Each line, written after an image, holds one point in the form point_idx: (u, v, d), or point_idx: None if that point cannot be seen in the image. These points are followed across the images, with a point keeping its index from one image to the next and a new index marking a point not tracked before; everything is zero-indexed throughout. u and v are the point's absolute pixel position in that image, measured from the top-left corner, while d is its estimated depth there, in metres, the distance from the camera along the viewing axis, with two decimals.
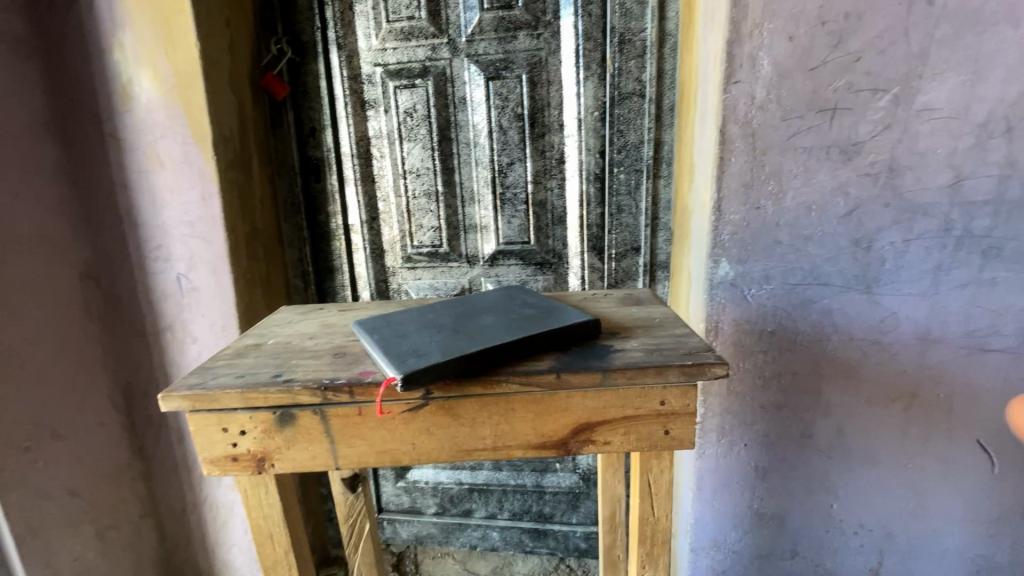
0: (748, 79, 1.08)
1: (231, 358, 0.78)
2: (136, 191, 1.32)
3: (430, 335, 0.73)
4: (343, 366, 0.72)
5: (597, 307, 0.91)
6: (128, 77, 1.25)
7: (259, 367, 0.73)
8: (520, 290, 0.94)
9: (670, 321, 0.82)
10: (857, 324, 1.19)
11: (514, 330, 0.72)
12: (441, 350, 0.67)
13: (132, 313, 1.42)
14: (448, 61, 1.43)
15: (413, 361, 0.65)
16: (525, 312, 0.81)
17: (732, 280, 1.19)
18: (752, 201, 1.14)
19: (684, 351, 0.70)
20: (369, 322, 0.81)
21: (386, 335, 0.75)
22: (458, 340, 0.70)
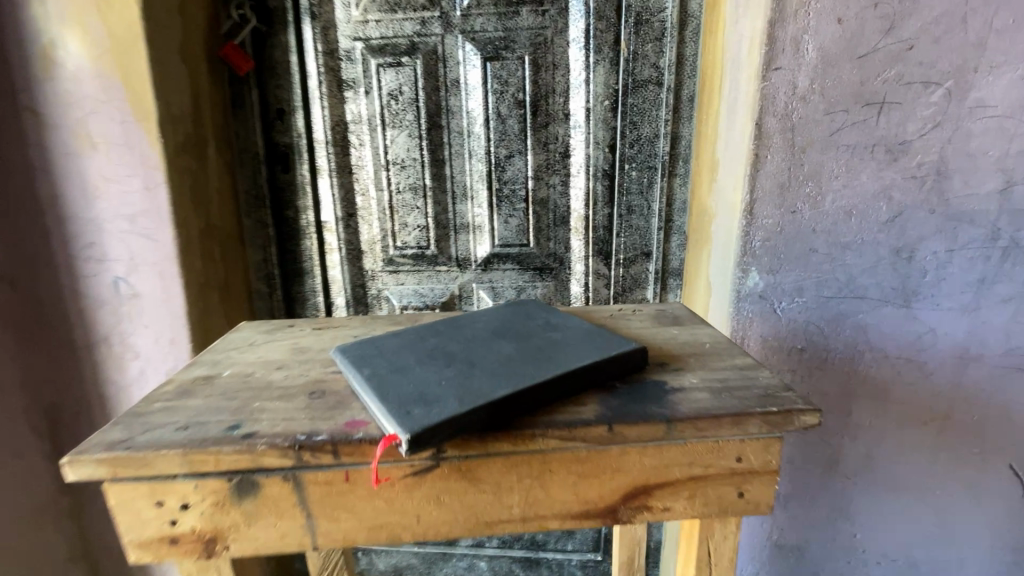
0: (790, 66, 0.96)
1: (173, 398, 0.59)
2: (62, 178, 1.10)
3: (438, 370, 0.57)
4: (323, 412, 0.55)
5: (628, 327, 0.76)
6: (51, 38, 1.03)
7: (209, 414, 0.55)
8: (535, 305, 0.78)
9: (723, 349, 0.68)
10: (892, 340, 1.07)
11: (546, 365, 0.57)
12: (457, 394, 0.51)
13: (58, 323, 1.20)
14: (440, 37, 1.26)
15: (423, 411, 0.49)
16: (551, 337, 0.66)
17: (761, 292, 1.06)
18: (787, 204, 1.02)
19: (760, 394, 0.56)
20: (356, 349, 0.64)
21: (380, 368, 0.59)
22: (476, 378, 0.54)
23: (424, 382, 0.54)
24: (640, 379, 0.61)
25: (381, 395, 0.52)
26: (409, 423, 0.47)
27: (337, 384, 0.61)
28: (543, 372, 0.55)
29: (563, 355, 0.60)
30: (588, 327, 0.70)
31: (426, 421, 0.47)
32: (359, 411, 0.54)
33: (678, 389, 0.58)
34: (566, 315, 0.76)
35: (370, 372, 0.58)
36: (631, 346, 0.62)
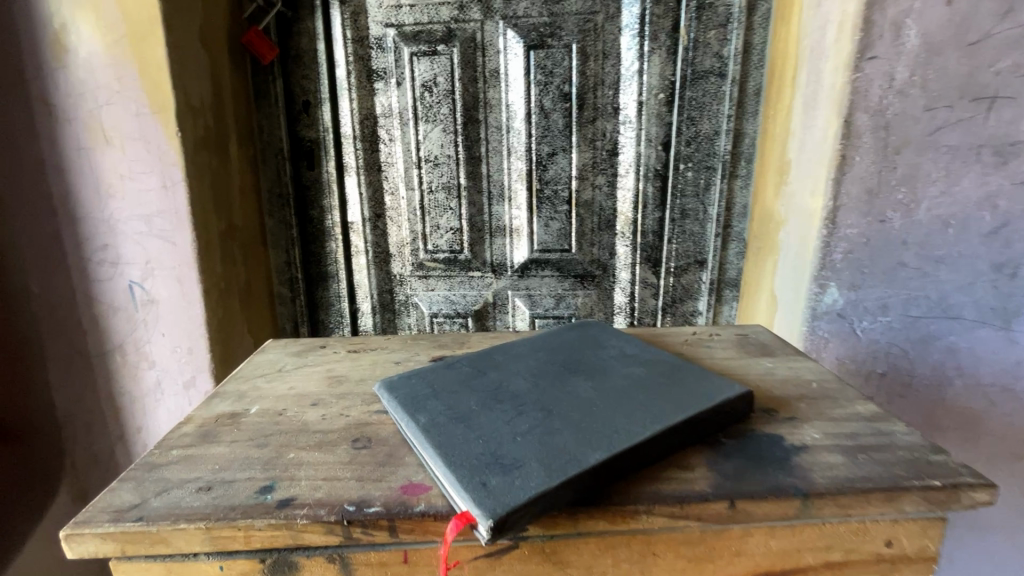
0: (888, 55, 0.83)
1: (193, 444, 0.50)
2: (74, 175, 1.02)
3: (510, 420, 0.47)
4: (371, 471, 0.45)
5: (710, 357, 0.68)
6: (61, 21, 0.94)
7: (235, 469, 0.46)
8: (606, 328, 0.70)
9: (835, 392, 0.58)
10: (988, 366, 0.86)
11: (639, 416, 0.47)
12: (540, 458, 0.42)
13: (70, 331, 1.11)
14: (480, 23, 1.16)
15: (502, 482, 0.39)
16: (633, 375, 0.56)
17: (840, 311, 0.95)
18: (876, 212, 0.88)
19: (910, 458, 0.45)
20: (404, 386, 0.55)
21: (439, 412, 0.49)
22: (559, 435, 0.45)
23: (496, 438, 0.45)
24: (747, 433, 0.50)
25: (446, 455, 0.43)
26: (489, 503, 0.37)
27: (384, 430, 0.52)
28: (640, 429, 0.45)
29: (655, 401, 0.50)
30: (673, 360, 0.60)
31: (510, 499, 0.37)
32: (416, 471, 0.45)
33: (801, 447, 0.48)
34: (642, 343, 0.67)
35: (427, 420, 0.48)
36: (737, 391, 0.51)
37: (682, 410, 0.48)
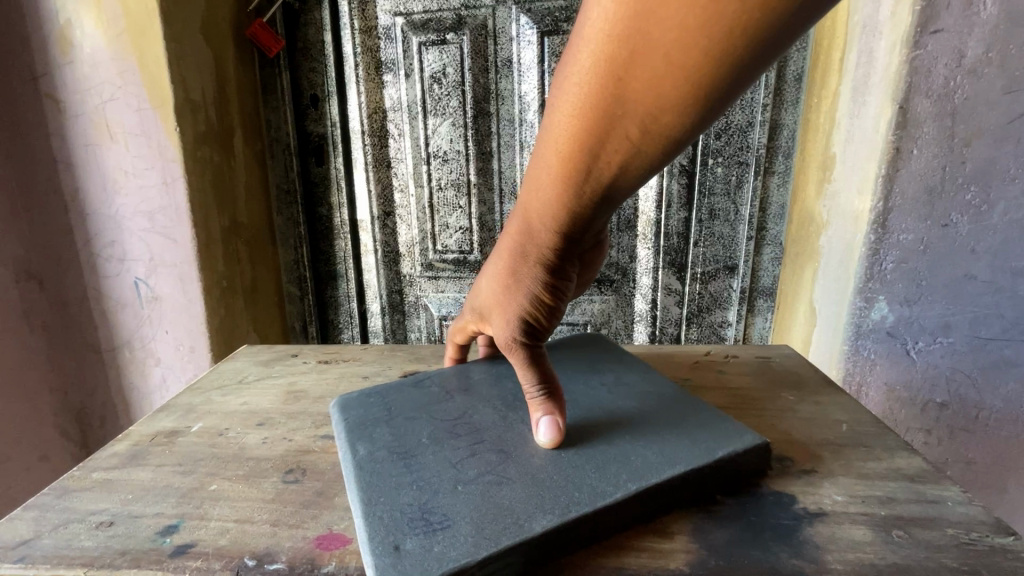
0: (956, 28, 0.68)
1: (118, 467, 0.46)
2: (82, 171, 1.02)
3: (458, 460, 0.41)
4: (291, 514, 0.39)
5: (725, 386, 0.59)
6: (67, 17, 0.94)
7: (145, 500, 0.41)
8: (613, 352, 0.63)
9: (867, 438, 0.48)
10: None
11: (611, 465, 0.40)
12: (475, 516, 0.35)
13: (83, 326, 1.13)
14: (492, 9, 1.08)
15: (420, 546, 0.33)
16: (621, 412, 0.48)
17: (891, 328, 0.81)
18: (936, 215, 0.75)
19: (960, 541, 0.36)
20: (364, 409, 0.50)
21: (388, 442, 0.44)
22: (505, 486, 0.38)
23: (434, 485, 0.39)
24: (747, 492, 0.42)
25: (370, 503, 0.37)
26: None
27: (323, 461, 0.46)
28: (609, 487, 0.37)
29: (639, 450, 0.42)
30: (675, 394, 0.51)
31: (420, 570, 0.31)
32: (340, 518, 0.39)
33: (817, 514, 0.39)
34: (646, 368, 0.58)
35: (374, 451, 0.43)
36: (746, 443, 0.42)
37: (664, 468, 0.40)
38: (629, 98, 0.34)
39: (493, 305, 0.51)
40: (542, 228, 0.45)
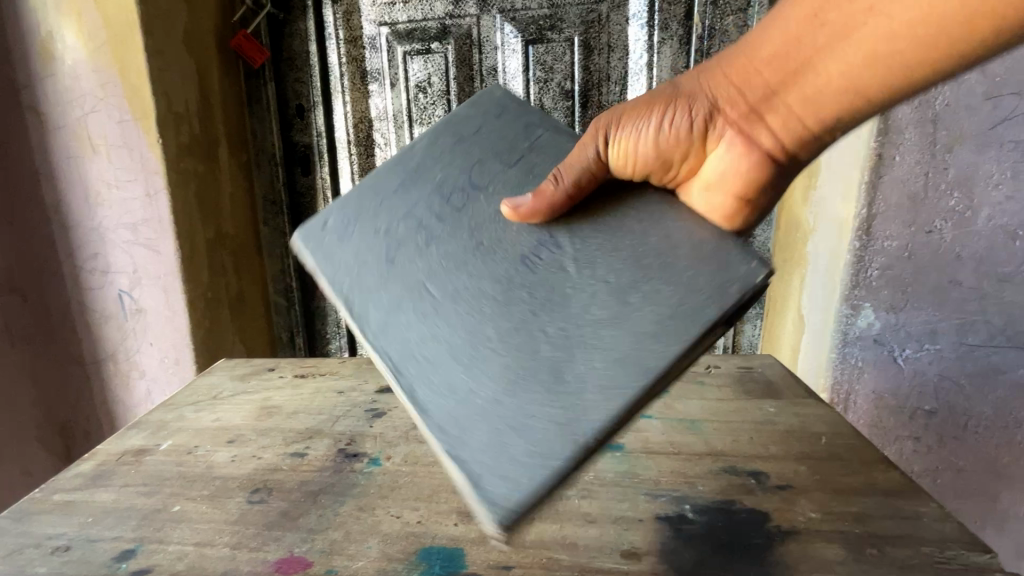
0: None
1: (78, 488, 0.53)
2: (64, 183, 1.01)
3: (404, 221, 0.50)
4: (253, 536, 0.46)
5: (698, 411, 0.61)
6: (48, 30, 0.94)
7: (111, 520, 0.48)
8: (726, 264, 0.45)
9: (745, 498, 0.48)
10: None
11: (463, 354, 0.42)
12: (357, 271, 0.47)
13: (66, 338, 1.12)
14: (475, 18, 1.08)
15: (334, 232, 0.50)
16: (542, 309, 0.44)
17: (878, 335, 0.80)
18: (920, 221, 0.75)
19: (935, 560, 0.40)
20: (441, 133, 0.56)
21: (416, 168, 0.54)
22: (399, 267, 0.47)
23: (389, 222, 0.50)
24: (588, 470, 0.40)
25: (358, 201, 0.52)
26: (304, 236, 0.50)
27: (288, 480, 0.53)
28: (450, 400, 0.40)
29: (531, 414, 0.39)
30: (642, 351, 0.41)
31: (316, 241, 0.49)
32: (300, 540, 0.45)
33: (787, 532, 0.44)
34: (720, 294, 0.43)
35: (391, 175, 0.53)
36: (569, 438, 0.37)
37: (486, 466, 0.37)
38: None
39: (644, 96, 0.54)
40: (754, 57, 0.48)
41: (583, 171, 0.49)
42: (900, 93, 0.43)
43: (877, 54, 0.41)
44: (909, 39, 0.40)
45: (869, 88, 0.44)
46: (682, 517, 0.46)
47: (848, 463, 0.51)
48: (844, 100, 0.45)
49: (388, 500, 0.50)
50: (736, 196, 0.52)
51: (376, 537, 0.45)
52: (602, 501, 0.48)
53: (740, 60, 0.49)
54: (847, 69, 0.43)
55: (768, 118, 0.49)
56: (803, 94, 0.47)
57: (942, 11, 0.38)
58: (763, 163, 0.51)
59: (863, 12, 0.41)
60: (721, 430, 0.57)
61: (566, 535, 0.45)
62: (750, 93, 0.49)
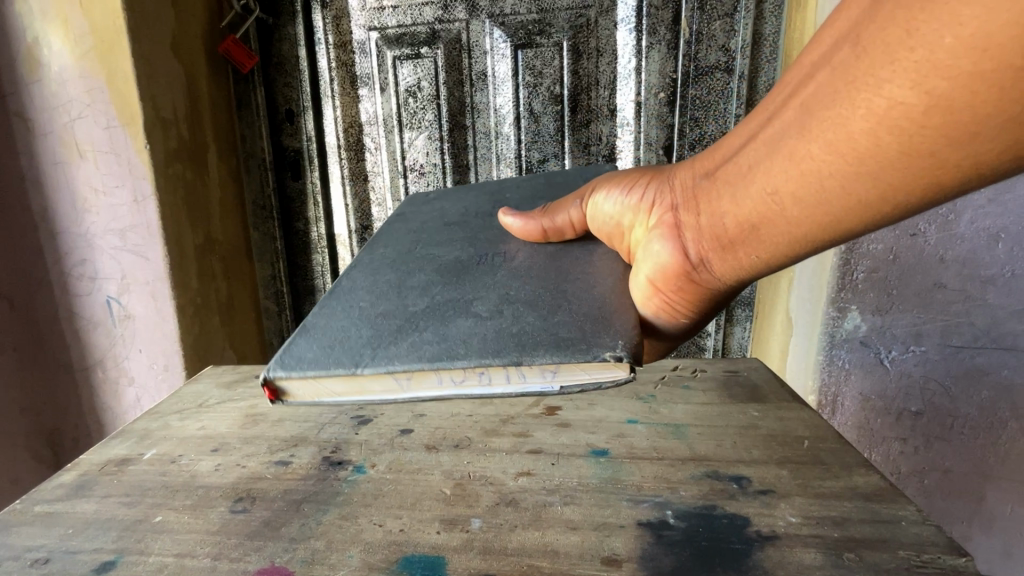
0: None
1: (60, 498, 0.54)
2: (51, 189, 1.00)
3: (459, 211, 0.71)
4: (234, 546, 0.46)
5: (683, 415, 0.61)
6: (33, 35, 0.93)
7: (94, 530, 0.49)
8: (590, 330, 0.44)
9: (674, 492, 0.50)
10: None
11: (378, 294, 0.53)
12: (409, 222, 0.70)
13: (54, 344, 1.11)
14: (465, 23, 1.08)
15: (436, 204, 0.75)
16: (454, 286, 0.53)
17: (864, 338, 0.80)
18: (904, 224, 0.75)
19: (911, 564, 0.41)
20: (544, 180, 0.74)
21: (503, 190, 0.74)
22: (427, 226, 0.68)
23: (452, 216, 0.69)
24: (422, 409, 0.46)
25: (454, 203, 0.74)
26: (425, 198, 0.79)
27: (271, 489, 0.53)
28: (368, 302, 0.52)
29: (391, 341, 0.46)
30: (462, 349, 0.43)
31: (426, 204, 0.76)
32: (282, 550, 0.45)
33: (768, 538, 0.44)
34: (559, 337, 0.43)
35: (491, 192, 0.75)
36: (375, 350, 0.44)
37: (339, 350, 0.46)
38: (860, 54, 0.32)
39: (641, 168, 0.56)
40: (712, 155, 0.46)
41: (559, 204, 0.58)
42: (827, 212, 0.37)
43: (797, 161, 0.37)
44: (830, 149, 0.35)
45: (790, 200, 0.38)
46: (663, 523, 0.46)
47: (830, 467, 0.52)
48: (761, 208, 0.40)
49: (371, 508, 0.50)
50: (645, 285, 0.49)
51: (358, 545, 0.45)
52: (585, 508, 0.48)
53: (708, 151, 0.47)
54: (767, 174, 0.39)
55: (699, 214, 0.45)
56: (727, 194, 0.42)
57: (866, 124, 0.33)
58: (681, 261, 0.47)
59: (794, 117, 0.37)
60: (705, 434, 0.58)
61: (548, 542, 0.45)
62: (694, 183, 0.46)
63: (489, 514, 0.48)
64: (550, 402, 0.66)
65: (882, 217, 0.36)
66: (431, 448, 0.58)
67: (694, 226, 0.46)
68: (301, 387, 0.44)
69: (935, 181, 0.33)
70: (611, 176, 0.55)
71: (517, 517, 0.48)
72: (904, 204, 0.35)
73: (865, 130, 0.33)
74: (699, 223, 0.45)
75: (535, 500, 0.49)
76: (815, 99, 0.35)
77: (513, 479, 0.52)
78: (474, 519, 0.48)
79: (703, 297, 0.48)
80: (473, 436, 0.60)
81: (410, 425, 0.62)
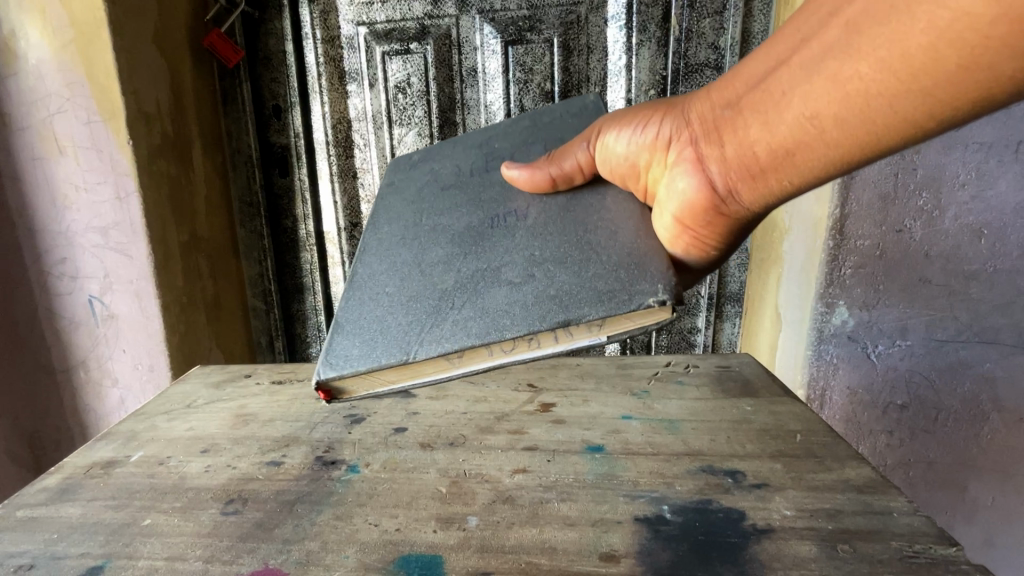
0: None
1: (45, 503, 0.52)
2: (29, 186, 0.98)
3: (450, 170, 0.67)
4: (226, 549, 0.45)
5: (677, 411, 0.62)
6: (9, 27, 0.91)
7: (81, 534, 0.48)
8: (629, 279, 0.46)
9: (671, 486, 0.50)
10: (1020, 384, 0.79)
11: (403, 276, 0.53)
12: (402, 191, 0.66)
13: (34, 345, 1.08)
14: (454, 18, 1.08)
15: (422, 163, 0.71)
16: (475, 253, 0.53)
17: (852, 333, 0.81)
18: (891, 221, 0.76)
19: (904, 554, 0.41)
20: (530, 125, 0.70)
21: (490, 139, 0.70)
22: (424, 191, 0.65)
23: (445, 177, 0.66)
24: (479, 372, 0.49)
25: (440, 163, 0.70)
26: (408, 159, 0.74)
27: (263, 490, 0.52)
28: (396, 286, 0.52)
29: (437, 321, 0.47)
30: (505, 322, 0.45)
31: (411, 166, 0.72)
32: (275, 552, 0.44)
33: (764, 531, 0.44)
34: (601, 295, 0.45)
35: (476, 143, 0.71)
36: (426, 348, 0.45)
37: (385, 343, 0.47)
38: None
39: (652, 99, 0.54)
40: (734, 82, 0.45)
41: (563, 152, 0.55)
42: (870, 133, 0.37)
43: (842, 81, 0.36)
44: (882, 67, 0.34)
45: (832, 122, 0.38)
46: (660, 518, 0.46)
47: (822, 460, 0.52)
48: (800, 132, 0.40)
49: (366, 508, 0.49)
50: (672, 223, 0.49)
51: (354, 546, 0.45)
52: (581, 504, 0.48)
53: (728, 78, 0.46)
54: (809, 95, 0.38)
55: (723, 145, 0.45)
56: (761, 119, 0.42)
57: (924, 37, 0.32)
58: (708, 196, 0.47)
59: (839, 35, 0.36)
60: (699, 429, 0.58)
61: (545, 539, 0.45)
62: (718, 113, 0.45)
63: (485, 512, 0.48)
64: (544, 398, 0.66)
65: (922, 136, 0.36)
66: (426, 446, 0.58)
67: (720, 157, 0.45)
68: (358, 383, 0.46)
69: (985, 98, 0.33)
70: (620, 112, 0.53)
71: (514, 514, 0.47)
72: (946, 124, 0.35)
73: (925, 45, 0.32)
74: (729, 153, 0.44)
75: (532, 497, 0.49)
76: (865, 17, 0.35)
77: (509, 477, 0.52)
78: (470, 517, 0.47)
79: (729, 228, 0.48)
80: (468, 433, 0.60)
81: (404, 424, 0.62)
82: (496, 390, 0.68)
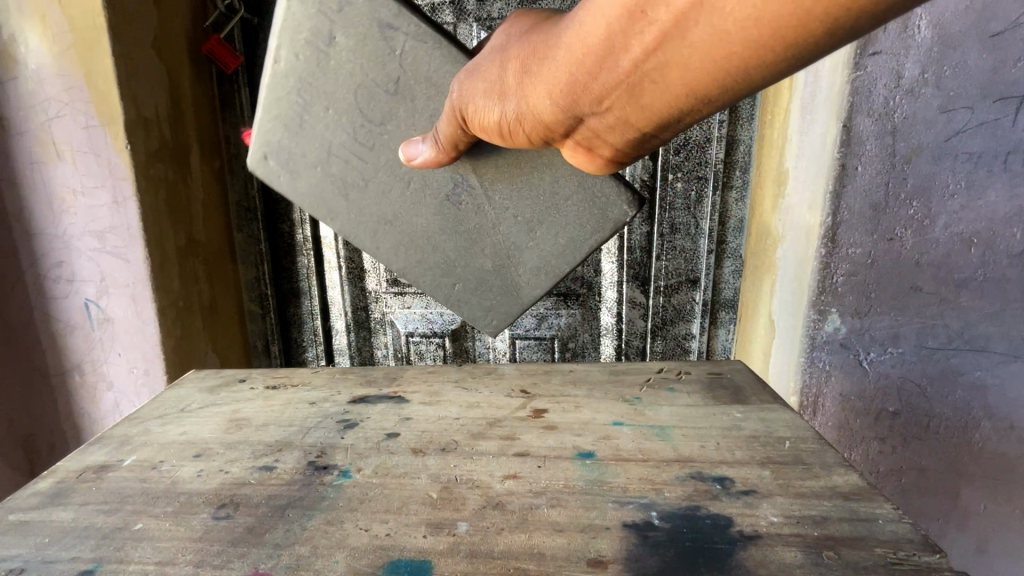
0: (894, 50, 0.71)
1: (37, 507, 0.53)
2: (27, 189, 0.98)
3: (353, 165, 0.69)
4: (217, 553, 0.46)
5: (669, 419, 0.62)
6: (11, 33, 0.91)
7: (73, 538, 0.48)
8: (600, 205, 0.69)
9: (660, 493, 0.50)
10: (1009, 390, 0.80)
11: (449, 259, 0.72)
12: (338, 195, 0.70)
13: (29, 349, 1.08)
14: (452, 26, 1.09)
15: (285, 156, 0.69)
16: (484, 222, 0.70)
17: (844, 340, 0.82)
18: (883, 230, 0.77)
19: (888, 561, 0.42)
20: (351, 61, 0.65)
21: (309, 84, 0.66)
22: (369, 204, 0.70)
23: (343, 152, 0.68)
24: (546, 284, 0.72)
25: (297, 142, 0.68)
26: (262, 163, 0.69)
27: (256, 495, 0.52)
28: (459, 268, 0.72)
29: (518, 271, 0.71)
30: (557, 259, 0.71)
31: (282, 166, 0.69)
32: (266, 556, 0.45)
33: (751, 538, 0.45)
34: (596, 226, 0.69)
35: (310, 111, 0.67)
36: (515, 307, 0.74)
37: (492, 302, 0.74)
38: None
39: (486, 69, 0.50)
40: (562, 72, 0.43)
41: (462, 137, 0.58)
42: (733, 96, 0.39)
43: (690, 75, 0.37)
44: (720, 64, 0.36)
45: (694, 104, 0.40)
46: (648, 524, 0.47)
47: (810, 467, 0.53)
48: (668, 115, 0.42)
49: (357, 513, 0.49)
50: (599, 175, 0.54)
51: (344, 551, 0.45)
52: (571, 510, 0.49)
53: (553, 62, 0.43)
54: (665, 89, 0.39)
55: (602, 135, 0.46)
56: (628, 113, 0.43)
57: (747, 40, 0.34)
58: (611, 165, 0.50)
59: (666, 36, 0.36)
60: (689, 435, 0.59)
61: (534, 544, 0.45)
62: (572, 110, 0.45)
63: (475, 517, 0.48)
64: (537, 404, 0.66)
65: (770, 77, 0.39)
66: (418, 452, 0.58)
67: (604, 142, 0.47)
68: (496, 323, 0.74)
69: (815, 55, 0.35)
70: (476, 107, 0.52)
71: (503, 520, 0.48)
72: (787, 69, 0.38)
73: (747, 42, 0.34)
74: (610, 139, 0.46)
75: (522, 503, 0.50)
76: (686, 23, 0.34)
77: (500, 482, 0.52)
78: (460, 523, 0.48)
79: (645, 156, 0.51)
80: (460, 439, 0.60)
81: (396, 429, 0.62)
82: (489, 396, 0.69)
